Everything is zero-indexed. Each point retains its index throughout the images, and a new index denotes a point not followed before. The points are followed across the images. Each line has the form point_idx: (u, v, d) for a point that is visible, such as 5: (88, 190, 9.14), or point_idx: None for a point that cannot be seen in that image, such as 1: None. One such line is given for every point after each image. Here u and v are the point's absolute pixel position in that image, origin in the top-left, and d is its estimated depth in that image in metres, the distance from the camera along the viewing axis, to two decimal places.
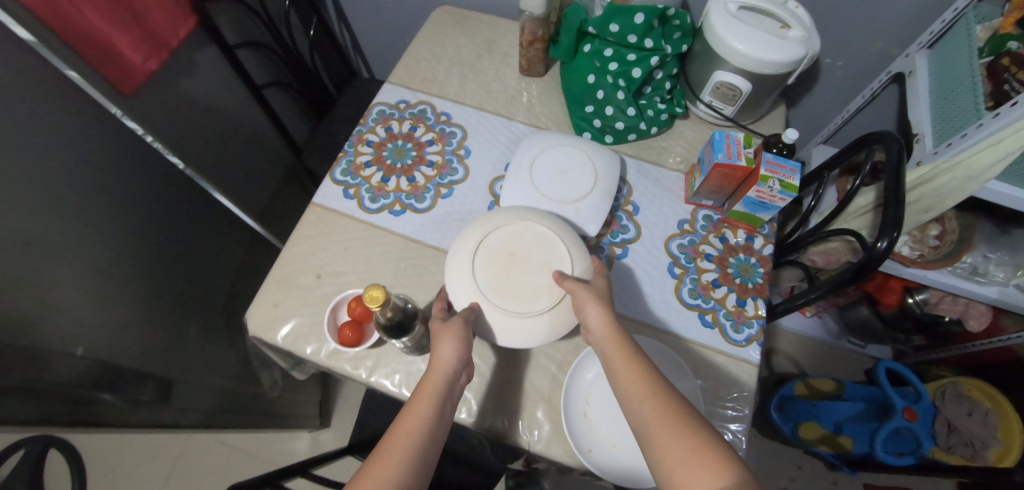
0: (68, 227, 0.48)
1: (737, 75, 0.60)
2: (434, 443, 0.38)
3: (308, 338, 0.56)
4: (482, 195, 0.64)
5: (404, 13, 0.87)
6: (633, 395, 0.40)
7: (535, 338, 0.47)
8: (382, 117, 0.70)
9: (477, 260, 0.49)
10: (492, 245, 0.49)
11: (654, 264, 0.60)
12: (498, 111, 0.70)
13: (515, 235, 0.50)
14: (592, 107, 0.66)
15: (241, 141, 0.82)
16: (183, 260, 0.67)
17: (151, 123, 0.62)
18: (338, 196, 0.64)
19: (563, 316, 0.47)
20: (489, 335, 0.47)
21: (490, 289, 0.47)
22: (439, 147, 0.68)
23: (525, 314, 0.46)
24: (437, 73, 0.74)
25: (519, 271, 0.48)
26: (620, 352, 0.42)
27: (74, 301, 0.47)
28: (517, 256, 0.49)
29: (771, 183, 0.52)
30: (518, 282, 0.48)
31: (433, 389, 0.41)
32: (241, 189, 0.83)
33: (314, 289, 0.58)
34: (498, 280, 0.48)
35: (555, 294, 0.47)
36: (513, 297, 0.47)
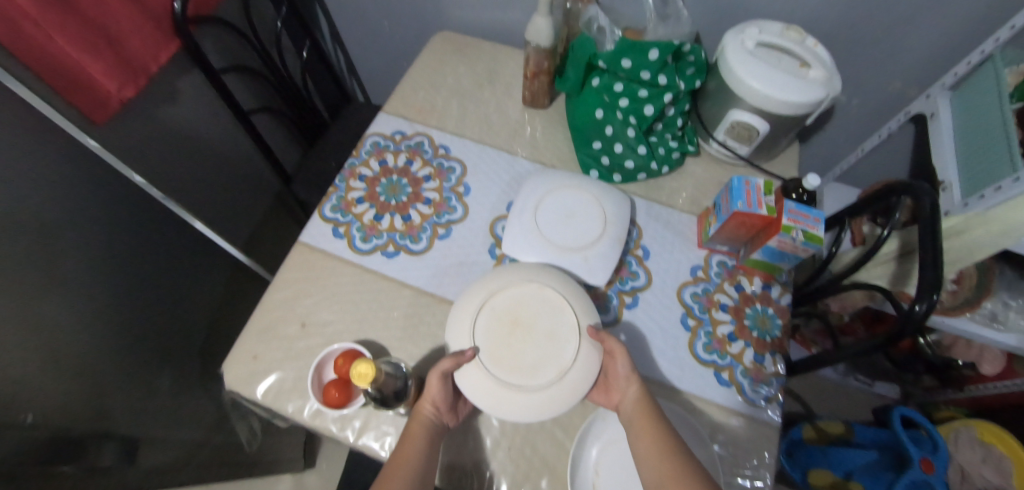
0: (26, 277, 0.43)
1: (754, 116, 0.57)
2: (428, 473, 0.42)
3: (290, 395, 0.50)
4: (482, 237, 0.60)
5: (401, 37, 0.83)
6: (646, 453, 0.41)
7: (529, 417, 0.42)
8: (376, 150, 0.66)
9: (479, 322, 0.46)
10: (495, 305, 0.47)
11: (666, 315, 0.56)
12: (499, 145, 0.67)
13: (521, 298, 0.47)
14: (600, 144, 0.63)
15: (224, 167, 0.77)
16: (153, 301, 0.61)
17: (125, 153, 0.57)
18: (327, 235, 0.59)
19: (564, 396, 0.43)
20: (481, 406, 0.44)
21: (488, 356, 0.44)
22: (436, 184, 0.63)
23: (521, 389, 0.43)
24: (436, 103, 0.70)
25: (522, 338, 0.45)
26: (642, 412, 0.44)
27: (28, 360, 0.42)
28: (521, 322, 0.46)
29: (794, 233, 0.48)
30: (519, 351, 0.45)
31: (423, 424, 0.44)
32: (224, 218, 0.78)
33: (298, 340, 0.53)
34: (499, 347, 0.45)
35: (558, 369, 0.44)
36: (512, 367, 0.44)
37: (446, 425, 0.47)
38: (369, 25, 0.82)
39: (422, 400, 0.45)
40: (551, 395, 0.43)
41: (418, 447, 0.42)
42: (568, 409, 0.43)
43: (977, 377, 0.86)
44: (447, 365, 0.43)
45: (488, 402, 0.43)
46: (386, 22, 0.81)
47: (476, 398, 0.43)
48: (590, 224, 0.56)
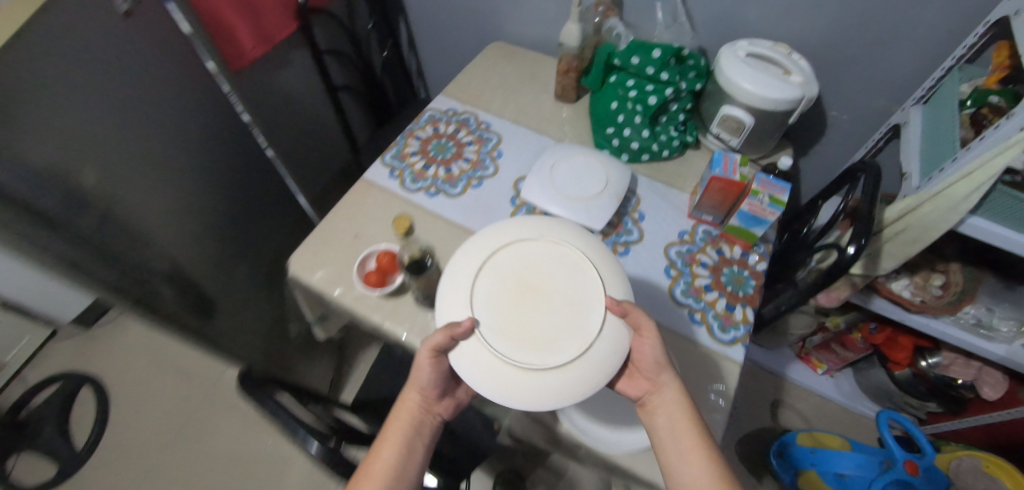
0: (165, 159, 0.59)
1: (744, 111, 0.68)
2: (409, 455, 0.53)
3: (338, 282, 0.63)
4: (506, 190, 0.71)
5: (463, 47, 1.01)
6: (690, 456, 0.47)
7: (553, 394, 0.44)
8: (432, 120, 0.77)
9: (484, 300, 0.49)
10: (503, 273, 0.51)
11: (652, 265, 0.66)
12: (532, 126, 0.78)
13: (529, 263, 0.52)
14: (612, 129, 0.75)
15: (310, 130, 0.95)
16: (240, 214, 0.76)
17: (244, 97, 0.75)
18: (383, 176, 0.72)
19: (588, 369, 0.45)
20: (501, 396, 0.45)
21: (503, 329, 0.48)
22: (476, 147, 0.74)
23: (544, 364, 0.45)
24: (484, 92, 0.82)
25: (534, 305, 0.50)
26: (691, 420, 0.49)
27: (149, 217, 0.57)
28: (528, 293, 0.50)
29: (761, 197, 0.59)
30: (534, 319, 0.48)
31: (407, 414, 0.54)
32: (301, 169, 0.95)
33: (349, 246, 0.66)
34: (508, 323, 0.48)
35: (581, 339, 0.47)
36: (526, 343, 0.47)
37: (435, 415, 0.56)
38: (439, 34, 1.01)
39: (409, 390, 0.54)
40: (576, 368, 0.45)
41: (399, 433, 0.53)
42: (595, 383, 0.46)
43: (980, 404, 0.87)
44: (442, 339, 0.47)
45: (505, 385, 0.45)
46: (453, 32, 0.99)
47: (491, 384, 0.45)
48: (597, 185, 0.67)
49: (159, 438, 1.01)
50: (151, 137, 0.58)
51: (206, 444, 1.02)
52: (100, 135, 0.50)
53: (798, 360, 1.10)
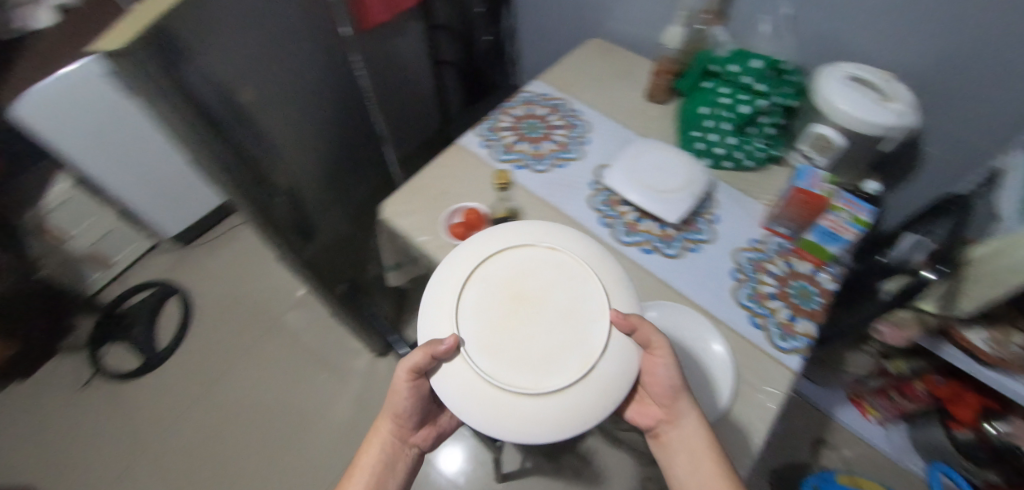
0: (293, 95, 0.66)
1: (837, 131, 0.68)
2: (383, 474, 0.63)
3: (423, 229, 0.68)
4: (588, 174, 0.75)
5: (561, 43, 1.05)
6: (704, 478, 0.51)
7: (550, 424, 0.42)
8: (526, 101, 0.83)
9: (473, 309, 0.48)
10: (494, 283, 0.49)
11: (718, 266, 0.68)
12: (619, 118, 0.82)
13: (523, 273, 0.50)
14: (698, 132, 0.77)
15: (409, 98, 1.03)
16: (341, 159, 0.84)
17: (362, 56, 0.83)
18: (476, 143, 0.77)
19: (589, 392, 0.43)
20: (489, 419, 0.43)
21: (493, 347, 0.45)
22: (564, 132, 0.79)
23: (540, 388, 0.43)
24: (577, 82, 0.87)
25: (527, 318, 0.47)
26: (709, 447, 0.52)
27: (275, 144, 0.65)
28: (524, 302, 0.48)
29: (842, 213, 0.63)
30: (528, 334, 0.46)
31: (383, 439, 0.65)
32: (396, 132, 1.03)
33: (438, 200, 0.71)
34: (497, 335, 0.46)
35: (581, 357, 0.45)
36: (518, 361, 0.45)
37: (409, 444, 0.66)
38: (539, 28, 1.05)
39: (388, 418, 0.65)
40: (576, 392, 0.42)
41: (374, 454, 0.64)
42: (597, 407, 0.43)
43: None
44: (421, 357, 0.47)
45: (497, 411, 0.42)
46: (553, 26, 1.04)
47: (480, 409, 0.43)
48: (677, 180, 0.70)
49: (229, 353, 1.12)
50: (290, 76, 0.66)
51: (266, 367, 1.11)
52: (254, 64, 0.58)
53: (849, 402, 1.07)
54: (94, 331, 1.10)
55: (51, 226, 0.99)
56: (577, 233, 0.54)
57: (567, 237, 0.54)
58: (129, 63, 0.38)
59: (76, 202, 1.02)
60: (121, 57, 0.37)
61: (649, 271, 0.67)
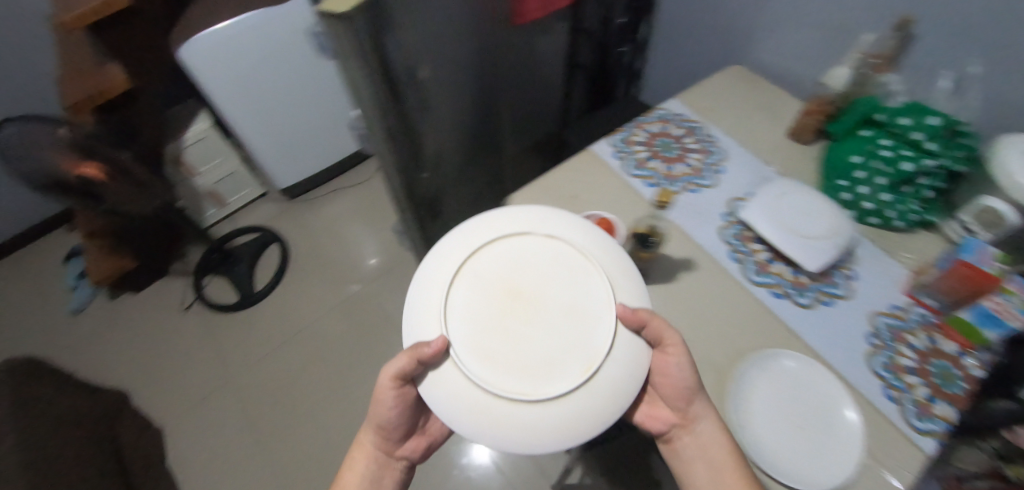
0: (452, 78, 0.68)
1: (1010, 208, 0.59)
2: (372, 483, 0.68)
3: None
4: (720, 204, 0.72)
5: (701, 62, 1.01)
6: None
7: (546, 431, 0.40)
8: (661, 119, 0.82)
9: (465, 306, 0.46)
10: (486, 276, 0.47)
11: (851, 326, 0.63)
12: (757, 151, 0.79)
13: (518, 264, 0.48)
14: (845, 181, 0.72)
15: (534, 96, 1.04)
16: (471, 147, 0.86)
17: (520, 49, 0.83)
18: (608, 153, 0.76)
19: (595, 398, 0.41)
20: (478, 430, 0.41)
21: (487, 351, 0.43)
22: (699, 157, 0.77)
23: (537, 395, 0.41)
24: (717, 108, 0.85)
25: (523, 314, 0.45)
26: (740, 474, 0.50)
27: (427, 122, 0.67)
28: (521, 298, 0.46)
29: (1014, 297, 0.54)
30: (525, 334, 0.44)
31: (368, 449, 0.69)
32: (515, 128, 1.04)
33: (567, 204, 0.71)
34: (490, 333, 0.44)
35: (586, 359, 0.43)
36: (513, 365, 0.42)
37: (396, 455, 0.69)
38: (682, 43, 1.02)
39: (372, 433, 0.68)
40: (577, 397, 0.41)
41: (363, 464, 0.69)
42: (600, 413, 0.41)
43: None
44: (404, 361, 0.45)
45: (493, 422, 0.40)
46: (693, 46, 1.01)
47: (472, 418, 0.41)
48: (821, 225, 0.66)
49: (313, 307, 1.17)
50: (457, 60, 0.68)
51: (343, 328, 1.15)
52: (433, 43, 0.59)
53: None
54: (201, 261, 1.18)
55: (186, 159, 1.09)
56: (577, 220, 0.52)
57: (560, 225, 0.52)
58: (338, 24, 0.42)
59: (208, 142, 1.12)
60: (340, 17, 0.41)
61: (781, 320, 0.62)
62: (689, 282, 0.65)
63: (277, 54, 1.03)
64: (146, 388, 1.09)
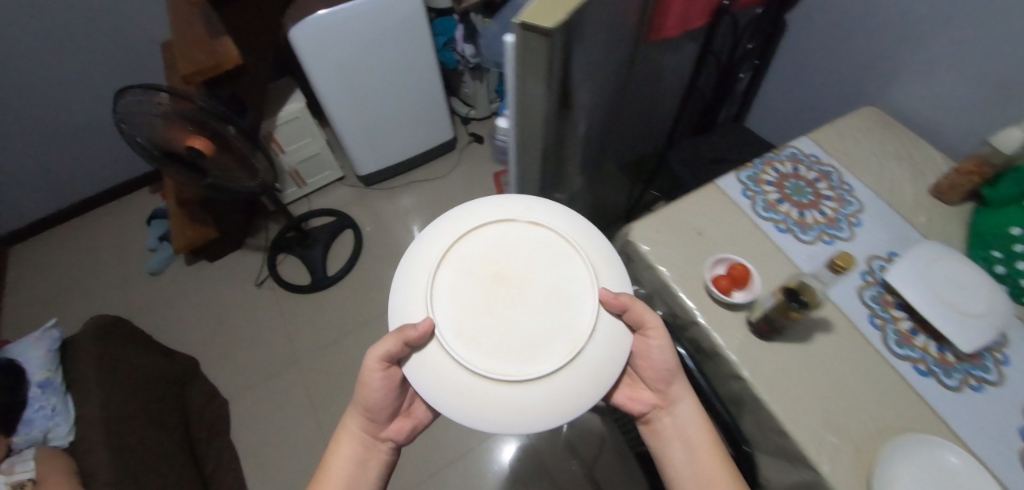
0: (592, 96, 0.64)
1: None
2: (358, 467, 0.67)
3: (674, 267, 0.64)
4: (856, 260, 0.67)
5: (825, 96, 0.95)
6: (705, 462, 0.61)
7: (526, 397, 0.52)
8: (793, 158, 0.76)
9: (449, 291, 0.59)
10: (468, 262, 0.60)
11: (1005, 418, 0.57)
12: (898, 207, 0.72)
13: (507, 256, 0.62)
14: (1001, 253, 0.65)
15: None
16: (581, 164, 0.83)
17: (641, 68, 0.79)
18: (736, 190, 0.71)
19: (577, 373, 0.53)
20: (464, 405, 0.52)
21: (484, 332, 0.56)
22: (834, 205, 0.71)
23: (520, 370, 0.53)
24: (853, 152, 0.78)
25: (501, 294, 0.58)
26: (709, 444, 0.62)
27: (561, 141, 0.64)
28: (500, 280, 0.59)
29: None
30: (514, 316, 0.57)
31: (353, 432, 0.69)
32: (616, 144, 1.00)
33: (692, 241, 0.66)
34: (471, 312, 0.57)
35: (567, 339, 0.55)
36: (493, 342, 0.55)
37: (381, 438, 0.70)
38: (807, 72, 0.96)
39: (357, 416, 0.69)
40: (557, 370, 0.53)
41: (348, 449, 0.68)
42: (577, 382, 0.53)
43: None
44: (394, 340, 0.55)
45: (481, 393, 0.52)
46: (821, 78, 0.94)
47: (458, 393, 0.52)
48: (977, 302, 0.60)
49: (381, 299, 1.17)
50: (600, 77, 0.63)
51: None
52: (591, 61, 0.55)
53: None
54: (280, 238, 1.20)
55: (278, 137, 1.11)
56: (557, 210, 0.66)
57: (535, 216, 0.66)
58: (537, 37, 0.39)
59: (301, 122, 1.12)
60: (546, 34, 0.38)
61: (922, 398, 0.57)
62: (825, 345, 0.60)
63: (381, 41, 1.02)
64: (218, 356, 1.14)
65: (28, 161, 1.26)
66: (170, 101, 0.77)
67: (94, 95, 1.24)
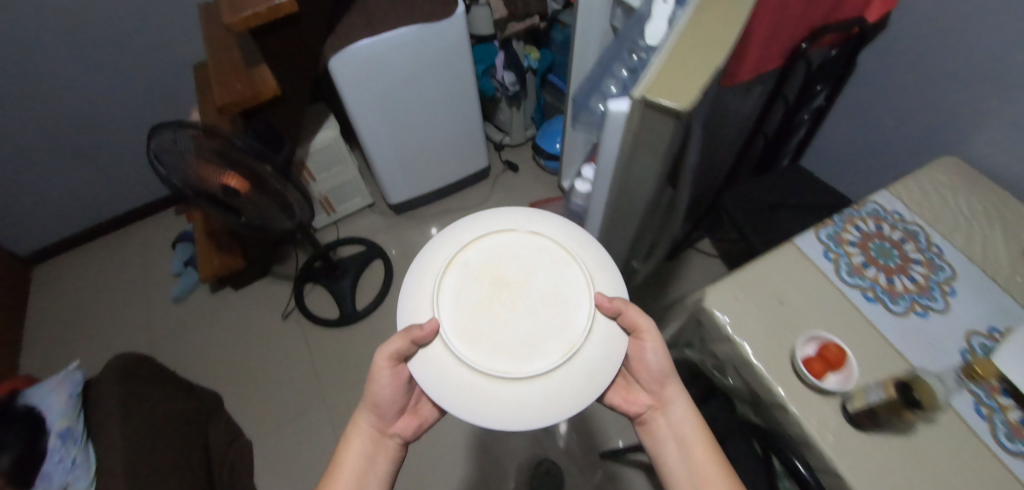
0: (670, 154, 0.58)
1: None
2: (367, 464, 0.65)
3: (756, 341, 0.57)
4: (957, 337, 0.60)
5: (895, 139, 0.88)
6: (699, 461, 0.62)
7: (521, 397, 0.54)
8: (875, 215, 0.70)
9: (456, 291, 0.63)
10: (473, 267, 0.65)
11: None
12: (997, 274, 0.65)
13: (507, 264, 0.65)
14: None
15: None
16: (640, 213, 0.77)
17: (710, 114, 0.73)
18: (818, 252, 0.65)
19: (571, 373, 0.57)
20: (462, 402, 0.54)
21: (483, 332, 0.59)
22: (924, 270, 0.65)
23: (515, 368, 0.56)
24: (939, 209, 0.71)
25: (504, 298, 0.63)
26: (706, 445, 0.63)
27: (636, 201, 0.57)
28: (502, 284, 0.64)
29: None
30: (512, 319, 0.61)
31: (361, 427, 0.67)
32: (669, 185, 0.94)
33: (775, 311, 0.60)
34: (474, 313, 0.61)
35: (563, 342, 0.59)
36: (493, 340, 0.59)
37: (391, 434, 0.68)
38: (870, 114, 0.91)
39: (367, 411, 0.68)
40: (554, 372, 0.56)
41: (357, 445, 0.66)
42: (572, 383, 0.56)
43: None
44: (406, 338, 0.59)
45: (478, 391, 0.55)
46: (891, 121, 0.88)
47: (461, 390, 0.55)
48: None
49: None
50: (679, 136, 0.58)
51: None
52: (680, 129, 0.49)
53: None
54: (308, 269, 1.16)
55: (309, 165, 1.08)
56: (554, 221, 0.70)
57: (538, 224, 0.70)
58: (662, 118, 0.33)
59: (331, 150, 1.10)
60: (676, 116, 0.32)
61: None
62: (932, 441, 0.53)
63: (421, 69, 0.98)
64: (240, 390, 1.09)
65: (57, 182, 1.24)
66: (204, 137, 0.74)
67: (122, 116, 1.22)
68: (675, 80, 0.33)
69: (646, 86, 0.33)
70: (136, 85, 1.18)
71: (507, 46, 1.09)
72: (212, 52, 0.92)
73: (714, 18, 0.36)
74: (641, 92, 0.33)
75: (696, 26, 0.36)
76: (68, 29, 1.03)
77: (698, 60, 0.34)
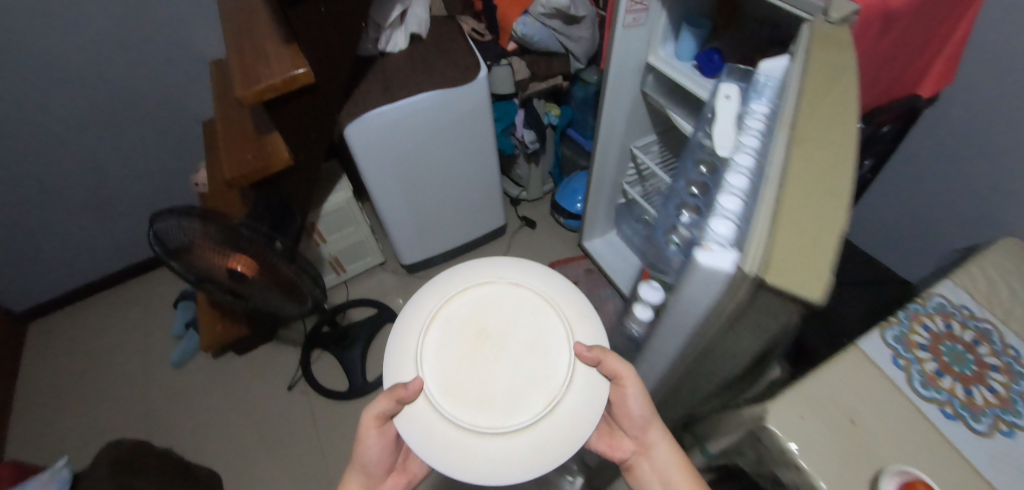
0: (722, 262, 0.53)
1: None
2: None
3: (827, 473, 0.50)
4: None
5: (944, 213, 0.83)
6: None
7: (514, 467, 0.40)
8: (941, 310, 0.64)
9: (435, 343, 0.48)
10: (455, 318, 0.49)
11: None
12: None
13: (486, 306, 0.50)
14: None
15: None
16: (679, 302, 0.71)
17: None
18: (887, 358, 0.59)
19: (558, 428, 0.42)
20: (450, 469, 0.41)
21: (452, 386, 0.45)
22: (1005, 378, 0.59)
23: (505, 425, 0.42)
24: (1009, 302, 0.65)
25: (491, 352, 0.47)
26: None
27: None
28: (486, 332, 0.49)
29: None
30: (490, 368, 0.46)
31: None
32: None
33: (845, 433, 0.53)
34: (457, 367, 0.46)
35: (548, 390, 0.44)
36: (480, 397, 0.45)
37: None
38: (910, 191, 0.86)
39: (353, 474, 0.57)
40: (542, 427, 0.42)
41: None
42: (569, 443, 0.42)
43: None
44: (391, 401, 0.46)
45: (463, 460, 0.41)
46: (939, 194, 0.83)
47: (445, 457, 0.41)
48: None
49: None
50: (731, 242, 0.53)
51: None
52: None
53: None
54: (316, 335, 1.12)
55: (320, 228, 1.05)
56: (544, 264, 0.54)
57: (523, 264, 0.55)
58: (784, 303, 0.26)
59: (343, 211, 1.06)
60: (803, 304, 0.25)
61: None
62: None
63: (439, 132, 0.94)
64: (237, 465, 1.02)
65: (55, 237, 1.19)
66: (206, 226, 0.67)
67: (128, 171, 1.18)
68: (800, 252, 0.25)
69: (761, 258, 0.26)
70: (144, 141, 1.15)
71: (529, 105, 1.07)
72: (222, 122, 0.88)
73: (824, 160, 0.30)
74: (761, 271, 0.25)
75: (806, 163, 0.30)
76: (80, 89, 1.01)
77: (821, 219, 0.27)
